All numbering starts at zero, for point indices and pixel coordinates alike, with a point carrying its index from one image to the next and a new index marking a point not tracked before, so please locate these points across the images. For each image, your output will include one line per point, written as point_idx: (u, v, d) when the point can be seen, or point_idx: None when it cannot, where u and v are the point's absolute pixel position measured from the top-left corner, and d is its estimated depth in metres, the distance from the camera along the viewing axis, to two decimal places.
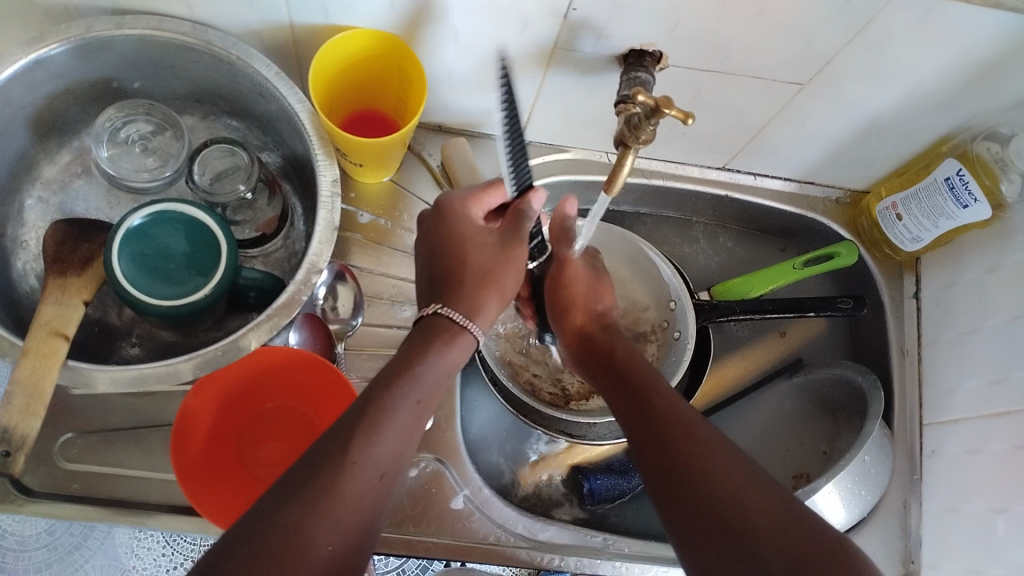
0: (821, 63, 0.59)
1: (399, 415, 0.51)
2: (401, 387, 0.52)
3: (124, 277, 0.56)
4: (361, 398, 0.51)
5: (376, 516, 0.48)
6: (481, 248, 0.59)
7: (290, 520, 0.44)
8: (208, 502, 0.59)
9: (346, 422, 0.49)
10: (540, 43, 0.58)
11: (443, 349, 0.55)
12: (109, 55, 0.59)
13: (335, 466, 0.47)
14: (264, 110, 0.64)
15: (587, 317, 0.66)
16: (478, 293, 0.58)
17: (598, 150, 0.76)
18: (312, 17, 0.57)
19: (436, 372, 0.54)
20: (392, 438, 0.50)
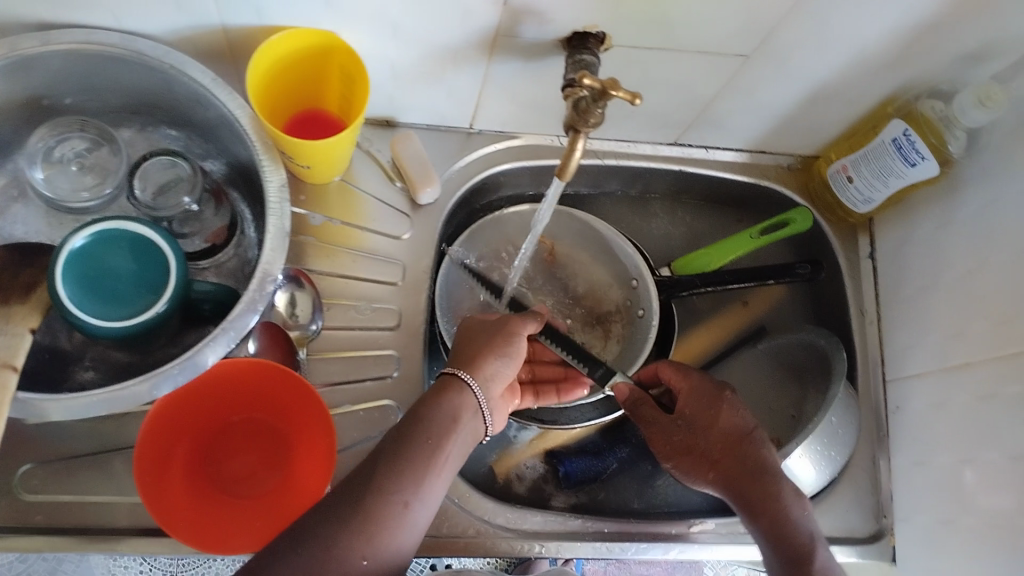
0: (764, 34, 0.59)
1: (420, 446, 0.53)
2: (415, 427, 0.54)
3: (70, 302, 0.54)
4: (386, 438, 0.54)
5: (404, 538, 0.51)
6: (475, 326, 0.62)
7: (324, 536, 0.49)
8: (188, 525, 0.58)
9: (372, 457, 0.53)
10: (482, 31, 0.57)
11: (440, 396, 0.56)
12: (37, 73, 0.57)
13: (361, 493, 0.50)
14: (202, 118, 0.62)
15: (718, 481, 0.61)
16: (472, 353, 0.59)
17: (549, 134, 0.75)
18: (245, 19, 0.55)
19: (445, 419, 0.55)
20: (415, 467, 0.52)
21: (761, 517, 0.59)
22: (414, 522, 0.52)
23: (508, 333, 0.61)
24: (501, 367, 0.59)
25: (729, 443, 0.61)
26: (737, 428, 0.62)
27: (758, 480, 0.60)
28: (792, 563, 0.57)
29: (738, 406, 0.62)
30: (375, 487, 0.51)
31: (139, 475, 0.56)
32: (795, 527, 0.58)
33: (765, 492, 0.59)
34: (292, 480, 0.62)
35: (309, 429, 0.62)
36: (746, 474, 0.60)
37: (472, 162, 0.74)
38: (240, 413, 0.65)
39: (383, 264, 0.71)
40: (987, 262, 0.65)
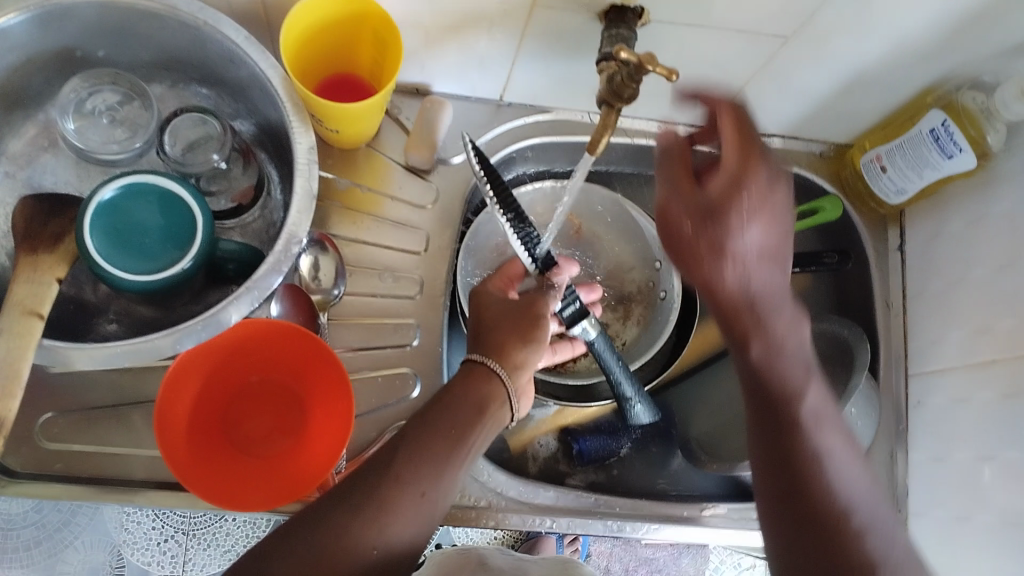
0: (804, 15, 0.58)
1: (441, 436, 0.53)
2: (440, 417, 0.54)
3: (97, 254, 0.55)
4: (411, 424, 0.55)
5: (417, 526, 0.52)
6: (499, 307, 0.61)
7: (336, 522, 0.49)
8: (204, 482, 0.58)
9: (393, 444, 0.53)
10: (517, 1, 0.57)
11: (467, 385, 0.56)
12: (71, 23, 0.57)
13: (378, 481, 0.51)
14: (234, 78, 0.62)
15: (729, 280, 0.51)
16: (499, 338, 0.58)
17: (580, 110, 0.75)
18: None
19: (470, 408, 0.55)
20: (434, 458, 0.53)
21: (753, 344, 0.53)
22: (429, 512, 0.52)
23: (534, 316, 0.60)
24: (529, 352, 0.58)
25: (738, 268, 0.51)
26: (705, 204, 0.52)
27: (758, 306, 0.52)
28: (778, 406, 0.52)
29: (761, 177, 0.52)
30: (392, 476, 0.51)
31: (159, 433, 0.57)
32: (784, 355, 0.53)
33: (758, 317, 0.52)
34: (304, 447, 0.62)
35: (326, 399, 0.63)
36: (730, 310, 0.53)
37: (501, 135, 0.74)
38: (258, 377, 0.65)
39: (408, 233, 0.71)
40: (1018, 259, 0.63)
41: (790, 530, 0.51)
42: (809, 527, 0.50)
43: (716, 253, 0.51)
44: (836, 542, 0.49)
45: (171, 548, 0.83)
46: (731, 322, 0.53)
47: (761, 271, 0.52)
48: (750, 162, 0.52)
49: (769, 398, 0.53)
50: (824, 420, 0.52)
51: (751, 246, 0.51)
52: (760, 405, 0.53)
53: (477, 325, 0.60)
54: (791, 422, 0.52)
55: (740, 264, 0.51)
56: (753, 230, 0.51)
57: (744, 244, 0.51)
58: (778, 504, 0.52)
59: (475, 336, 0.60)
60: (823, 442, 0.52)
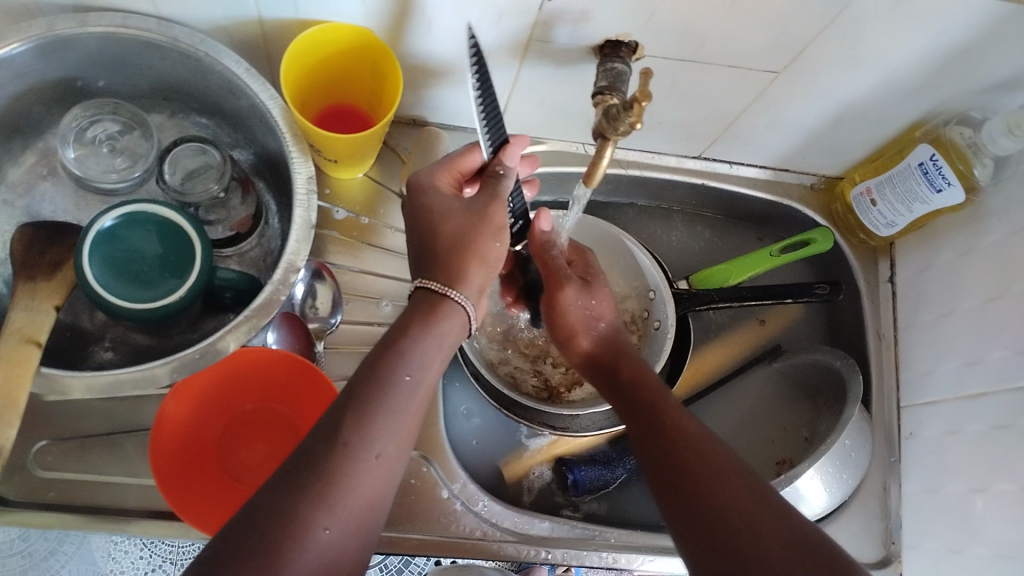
0: (795, 51, 0.59)
1: (393, 390, 0.50)
2: (390, 362, 0.51)
3: (96, 282, 0.55)
4: (359, 378, 0.51)
5: (372, 497, 0.48)
6: (455, 214, 0.56)
7: (284, 507, 0.45)
8: (186, 507, 0.57)
9: (341, 406, 0.50)
10: (514, 35, 0.58)
11: (425, 327, 0.53)
12: (74, 53, 0.57)
13: (327, 453, 0.47)
14: (233, 108, 0.63)
15: (595, 335, 0.64)
16: (455, 259, 0.55)
17: (576, 141, 0.76)
18: (281, 12, 0.56)
19: (427, 348, 0.53)
20: (382, 415, 0.50)
21: (625, 372, 0.62)
22: (381, 478, 0.49)
23: (489, 222, 0.56)
24: (490, 274, 0.57)
25: (608, 321, 0.65)
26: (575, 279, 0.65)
27: (629, 356, 0.63)
28: (646, 409, 0.58)
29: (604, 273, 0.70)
30: (343, 446, 0.48)
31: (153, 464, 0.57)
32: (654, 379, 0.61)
33: (633, 362, 0.62)
34: None
35: (319, 424, 0.62)
36: (612, 366, 0.62)
37: None
38: (226, 422, 0.64)
39: (403, 261, 0.71)
40: (1007, 291, 0.64)
41: (699, 542, 0.48)
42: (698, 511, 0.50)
43: (585, 310, 0.65)
44: (702, 480, 0.51)
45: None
46: (609, 369, 0.62)
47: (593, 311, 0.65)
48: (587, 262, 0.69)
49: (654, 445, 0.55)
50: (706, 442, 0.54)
51: (587, 307, 0.65)
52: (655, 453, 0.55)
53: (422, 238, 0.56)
54: (662, 415, 0.56)
55: (595, 317, 0.65)
56: (590, 296, 0.65)
57: (578, 306, 0.64)
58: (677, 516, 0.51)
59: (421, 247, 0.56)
60: (693, 429, 0.55)
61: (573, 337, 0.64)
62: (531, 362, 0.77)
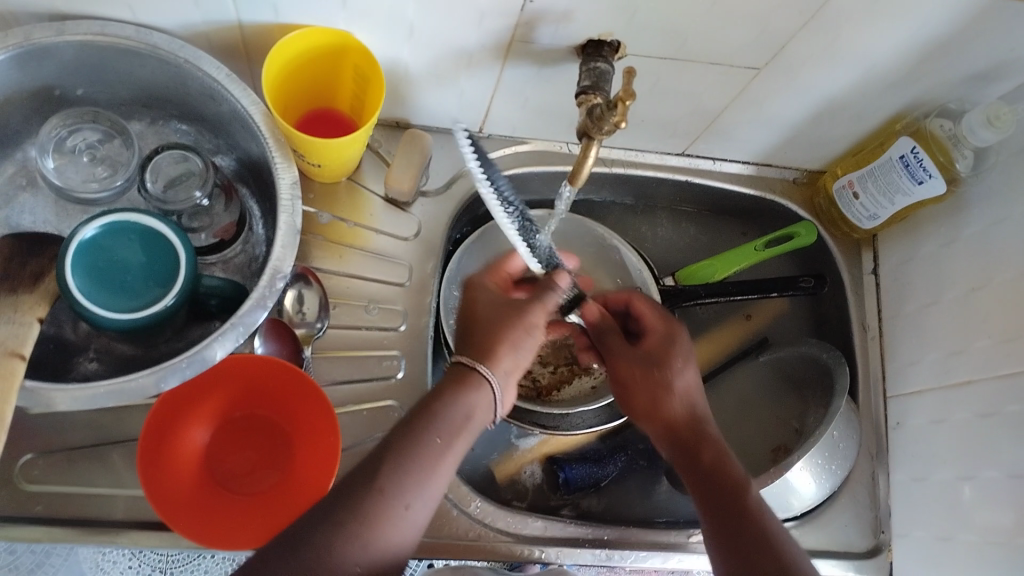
0: (775, 48, 0.59)
1: (428, 447, 0.51)
2: (427, 425, 0.52)
3: (79, 292, 0.54)
4: (395, 433, 0.52)
5: (402, 542, 0.50)
6: (492, 307, 0.57)
7: (314, 544, 0.47)
8: (187, 519, 0.57)
9: (375, 454, 0.51)
10: (496, 36, 0.58)
11: (458, 394, 0.53)
12: (51, 62, 0.57)
13: (357, 496, 0.49)
14: (216, 114, 0.62)
15: (678, 407, 0.59)
16: (489, 343, 0.55)
17: (558, 140, 0.76)
18: (261, 17, 0.56)
19: (458, 416, 0.53)
20: (418, 470, 0.51)
21: (705, 454, 0.58)
22: (413, 526, 0.51)
23: (524, 320, 0.56)
24: (519, 359, 0.56)
25: (686, 391, 0.60)
26: (642, 354, 0.61)
27: (705, 436, 0.59)
28: (728, 498, 0.56)
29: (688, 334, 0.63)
30: (374, 490, 0.49)
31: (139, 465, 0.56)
32: (733, 463, 0.58)
33: (711, 447, 0.58)
34: (292, 478, 0.61)
35: (309, 429, 0.62)
36: (685, 450, 0.59)
37: None
38: (213, 432, 0.63)
39: (390, 265, 0.71)
40: (989, 281, 0.65)
41: None
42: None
43: (665, 390, 0.60)
44: None
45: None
46: (684, 447, 0.59)
47: (690, 388, 0.60)
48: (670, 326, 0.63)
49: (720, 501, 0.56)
50: (769, 508, 0.56)
51: (684, 384, 0.60)
52: (716, 514, 0.56)
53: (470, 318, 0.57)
54: (743, 514, 0.55)
55: (666, 389, 0.60)
56: (686, 372, 0.60)
57: (678, 387, 0.60)
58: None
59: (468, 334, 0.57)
60: (784, 540, 0.54)
61: (649, 414, 0.60)
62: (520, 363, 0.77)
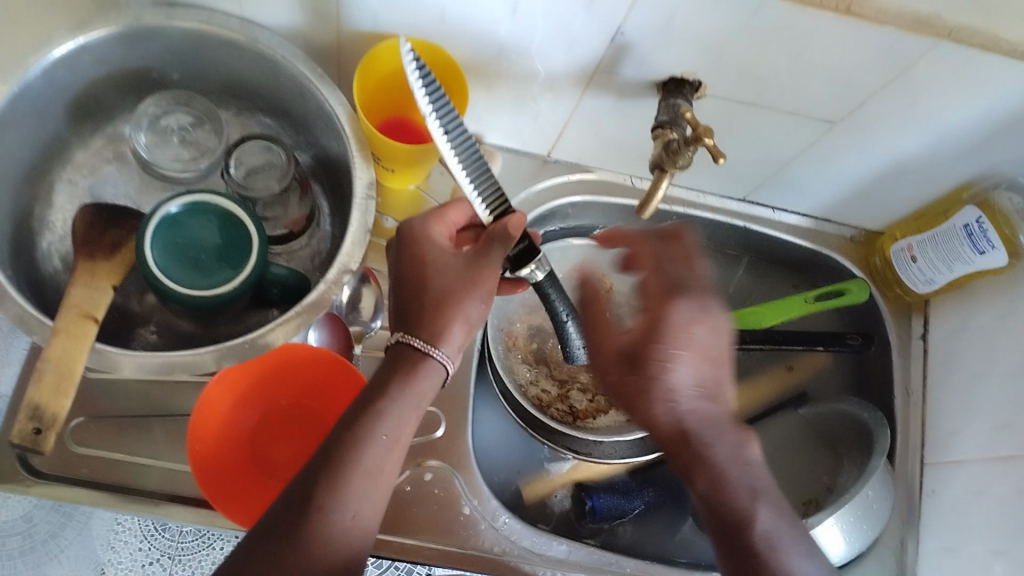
0: (854, 104, 0.60)
1: (370, 452, 0.51)
2: (367, 424, 0.51)
3: (155, 265, 0.56)
4: (332, 434, 0.51)
5: (349, 552, 0.50)
6: (447, 269, 0.55)
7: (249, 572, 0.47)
8: (230, 503, 0.59)
9: (314, 466, 0.50)
10: (582, 65, 0.60)
11: (406, 385, 0.52)
12: (156, 44, 0.60)
13: (295, 515, 0.49)
14: (302, 111, 0.65)
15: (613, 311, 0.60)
16: (439, 317, 0.54)
17: (622, 172, 0.78)
18: (361, 22, 0.59)
19: (404, 408, 0.52)
20: (353, 478, 0.50)
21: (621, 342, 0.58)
22: (357, 533, 0.51)
23: (478, 288, 0.55)
24: (468, 332, 0.55)
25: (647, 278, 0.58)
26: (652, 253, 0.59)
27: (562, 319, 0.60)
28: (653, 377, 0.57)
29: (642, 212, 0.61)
30: (312, 507, 0.49)
31: (190, 452, 0.58)
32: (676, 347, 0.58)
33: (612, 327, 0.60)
34: None
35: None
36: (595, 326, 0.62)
37: (545, 189, 0.77)
38: (260, 417, 0.64)
39: None
40: None
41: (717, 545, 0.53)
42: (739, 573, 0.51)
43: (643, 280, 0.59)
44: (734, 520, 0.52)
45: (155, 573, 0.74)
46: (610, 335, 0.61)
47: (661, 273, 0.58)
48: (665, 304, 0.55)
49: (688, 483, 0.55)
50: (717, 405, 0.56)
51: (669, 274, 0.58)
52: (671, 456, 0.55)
53: (418, 282, 0.55)
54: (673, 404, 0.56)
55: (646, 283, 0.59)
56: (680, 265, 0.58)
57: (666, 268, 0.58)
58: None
59: (416, 297, 0.55)
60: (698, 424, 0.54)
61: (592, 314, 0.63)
62: (559, 385, 0.78)
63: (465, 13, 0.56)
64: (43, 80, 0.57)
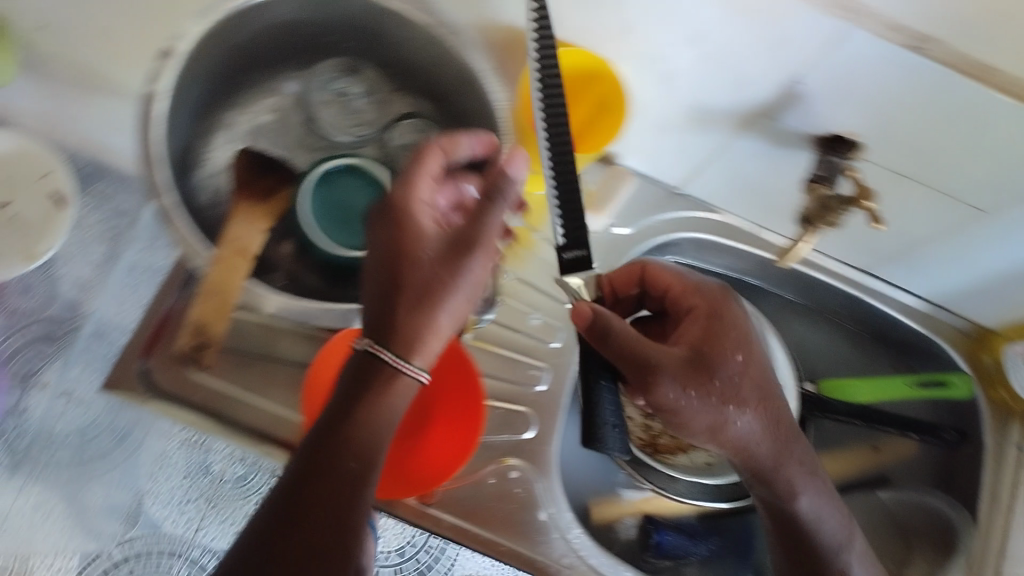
0: (1010, 197, 0.59)
1: (345, 468, 0.49)
2: (351, 443, 0.50)
3: (308, 215, 0.62)
4: (305, 453, 0.50)
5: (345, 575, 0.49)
6: (432, 254, 0.50)
7: None
8: None
9: (288, 487, 0.49)
10: (747, 105, 0.60)
11: (378, 398, 0.50)
12: (342, 11, 0.63)
13: (276, 542, 0.47)
14: (461, 102, 0.66)
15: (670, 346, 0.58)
16: (414, 319, 0.49)
17: (750, 221, 0.77)
18: (541, 23, 0.61)
19: (376, 418, 0.50)
20: (334, 496, 0.49)
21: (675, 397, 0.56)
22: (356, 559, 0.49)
23: (452, 285, 0.50)
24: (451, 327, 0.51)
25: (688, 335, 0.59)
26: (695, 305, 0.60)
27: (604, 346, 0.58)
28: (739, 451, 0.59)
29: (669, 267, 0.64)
30: (290, 529, 0.48)
31: (312, 408, 0.60)
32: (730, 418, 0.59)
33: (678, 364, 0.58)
34: (417, 453, 0.66)
35: (450, 423, 0.66)
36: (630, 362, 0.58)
37: (666, 221, 0.77)
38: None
39: None
40: None
41: None
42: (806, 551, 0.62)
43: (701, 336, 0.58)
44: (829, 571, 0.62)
45: (189, 508, 0.98)
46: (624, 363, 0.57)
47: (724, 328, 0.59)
48: (714, 316, 0.59)
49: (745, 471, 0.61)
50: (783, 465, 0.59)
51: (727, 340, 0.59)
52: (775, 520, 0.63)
53: (409, 269, 0.50)
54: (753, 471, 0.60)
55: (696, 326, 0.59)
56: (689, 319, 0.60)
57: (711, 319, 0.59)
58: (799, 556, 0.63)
59: (399, 291, 0.50)
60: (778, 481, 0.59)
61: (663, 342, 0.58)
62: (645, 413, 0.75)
63: (646, 34, 0.57)
64: (235, 25, 0.60)
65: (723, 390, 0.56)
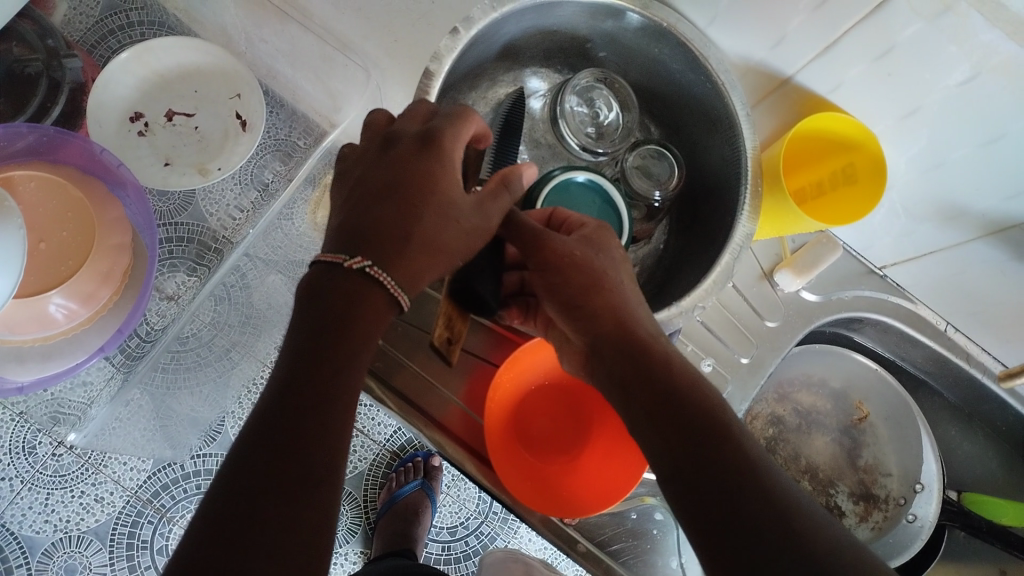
0: None
1: (327, 338, 0.44)
2: (322, 313, 0.44)
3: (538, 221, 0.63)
4: (328, 334, 0.44)
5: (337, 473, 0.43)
6: (420, 173, 0.49)
7: (234, 501, 0.39)
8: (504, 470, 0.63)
9: (304, 366, 0.43)
10: (1010, 214, 0.58)
11: (334, 283, 0.45)
12: (615, 22, 0.63)
13: (289, 433, 0.41)
14: (706, 134, 0.65)
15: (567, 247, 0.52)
16: (387, 244, 0.47)
17: (942, 317, 0.75)
18: (817, 82, 0.59)
19: (316, 300, 0.45)
20: (325, 375, 0.43)
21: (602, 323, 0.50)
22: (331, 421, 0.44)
23: (400, 188, 0.49)
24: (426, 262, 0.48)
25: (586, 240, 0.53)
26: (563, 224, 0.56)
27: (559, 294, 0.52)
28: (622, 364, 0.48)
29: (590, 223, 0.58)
30: (297, 419, 0.42)
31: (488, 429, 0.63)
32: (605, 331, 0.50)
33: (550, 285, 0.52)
34: (574, 474, 0.65)
35: (609, 451, 0.64)
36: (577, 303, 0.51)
37: (857, 298, 0.76)
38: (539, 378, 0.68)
39: (740, 333, 0.74)
40: None
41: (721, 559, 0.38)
42: (693, 435, 0.42)
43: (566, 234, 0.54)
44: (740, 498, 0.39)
45: None
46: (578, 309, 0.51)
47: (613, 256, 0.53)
48: (607, 231, 0.55)
49: (628, 371, 0.48)
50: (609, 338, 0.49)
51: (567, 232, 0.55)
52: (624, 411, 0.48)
53: (423, 186, 0.49)
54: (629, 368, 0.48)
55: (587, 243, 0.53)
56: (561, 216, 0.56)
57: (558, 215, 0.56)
58: (678, 436, 0.43)
59: (411, 208, 0.48)
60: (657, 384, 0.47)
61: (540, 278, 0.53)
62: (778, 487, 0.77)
63: (933, 118, 0.55)
64: (515, 17, 0.61)
65: (593, 279, 0.51)
